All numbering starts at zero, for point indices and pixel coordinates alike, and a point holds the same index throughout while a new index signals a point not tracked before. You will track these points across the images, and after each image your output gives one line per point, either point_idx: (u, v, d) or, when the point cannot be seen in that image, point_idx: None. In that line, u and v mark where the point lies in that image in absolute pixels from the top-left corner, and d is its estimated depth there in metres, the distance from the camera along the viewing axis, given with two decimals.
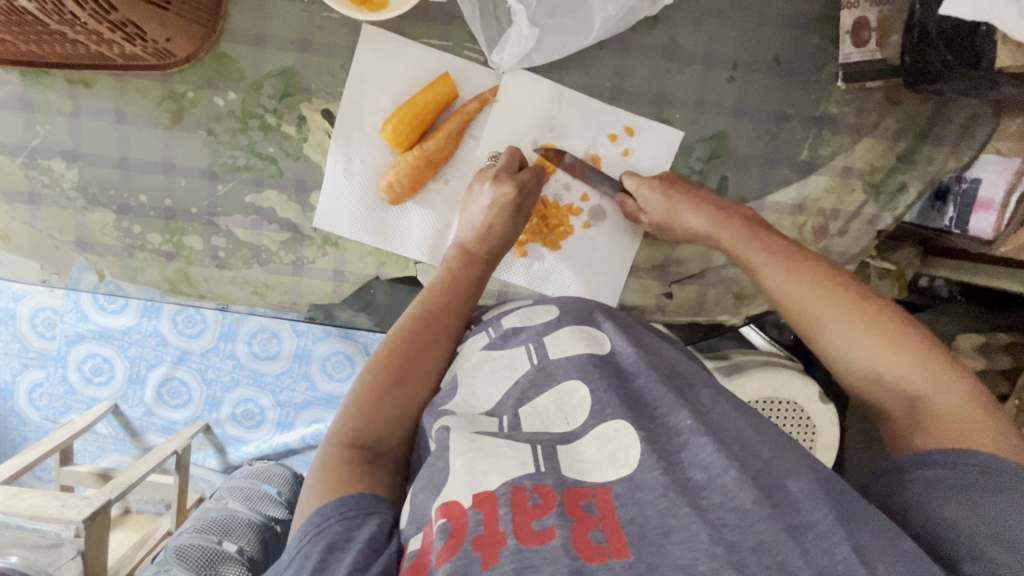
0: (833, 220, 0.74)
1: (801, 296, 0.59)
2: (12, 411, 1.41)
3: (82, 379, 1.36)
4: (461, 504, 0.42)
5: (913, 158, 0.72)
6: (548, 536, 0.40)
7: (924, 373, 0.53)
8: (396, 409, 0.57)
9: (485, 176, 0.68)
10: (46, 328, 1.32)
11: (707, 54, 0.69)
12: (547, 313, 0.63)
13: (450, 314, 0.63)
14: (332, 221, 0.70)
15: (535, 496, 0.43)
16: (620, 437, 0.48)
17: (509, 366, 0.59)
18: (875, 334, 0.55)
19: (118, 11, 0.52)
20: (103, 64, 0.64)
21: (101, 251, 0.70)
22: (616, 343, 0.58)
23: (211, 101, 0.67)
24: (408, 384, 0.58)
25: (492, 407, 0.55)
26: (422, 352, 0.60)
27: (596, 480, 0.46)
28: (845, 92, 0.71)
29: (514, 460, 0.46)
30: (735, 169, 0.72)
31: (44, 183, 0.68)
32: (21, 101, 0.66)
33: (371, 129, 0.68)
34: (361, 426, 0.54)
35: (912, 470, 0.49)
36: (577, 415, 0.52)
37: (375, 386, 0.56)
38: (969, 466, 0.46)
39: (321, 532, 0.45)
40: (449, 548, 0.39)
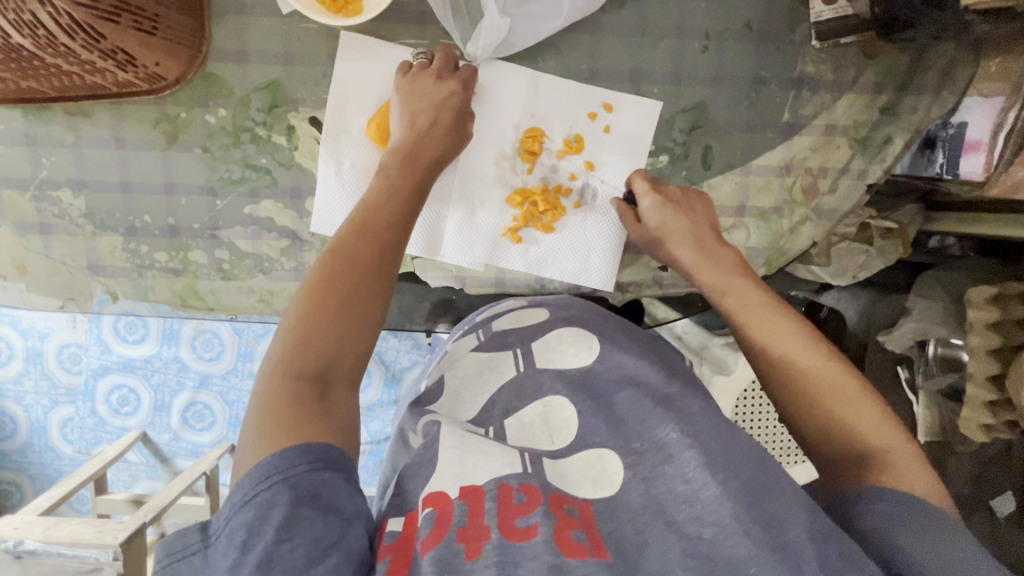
0: (822, 178, 0.74)
1: (770, 338, 0.61)
2: (46, 447, 1.46)
3: (110, 411, 1.41)
4: (447, 496, 0.45)
5: (896, 110, 0.72)
6: (532, 533, 0.42)
7: (870, 421, 0.55)
8: (346, 331, 0.52)
9: (419, 78, 0.67)
10: (72, 363, 1.37)
11: (678, 27, 0.70)
12: (540, 317, 0.66)
13: (388, 227, 0.59)
14: (328, 225, 0.72)
15: (521, 495, 0.45)
16: (604, 463, 0.51)
17: (494, 369, 0.62)
18: (838, 386, 0.57)
19: (106, 40, 0.56)
20: (99, 95, 0.67)
21: (113, 273, 0.73)
22: (605, 350, 0.60)
23: (203, 119, 0.70)
24: (359, 307, 0.54)
25: (477, 416, 0.58)
26: (361, 258, 0.56)
27: (578, 495, 0.48)
28: (820, 50, 0.71)
29: (502, 459, 0.49)
30: (719, 137, 0.73)
31: (54, 213, 0.72)
32: (26, 137, 0.70)
33: (358, 131, 0.70)
34: (301, 355, 0.50)
35: (870, 502, 0.50)
36: (562, 434, 0.54)
37: (311, 311, 0.52)
38: (921, 509, 0.48)
39: (285, 481, 0.43)
40: (434, 535, 0.41)
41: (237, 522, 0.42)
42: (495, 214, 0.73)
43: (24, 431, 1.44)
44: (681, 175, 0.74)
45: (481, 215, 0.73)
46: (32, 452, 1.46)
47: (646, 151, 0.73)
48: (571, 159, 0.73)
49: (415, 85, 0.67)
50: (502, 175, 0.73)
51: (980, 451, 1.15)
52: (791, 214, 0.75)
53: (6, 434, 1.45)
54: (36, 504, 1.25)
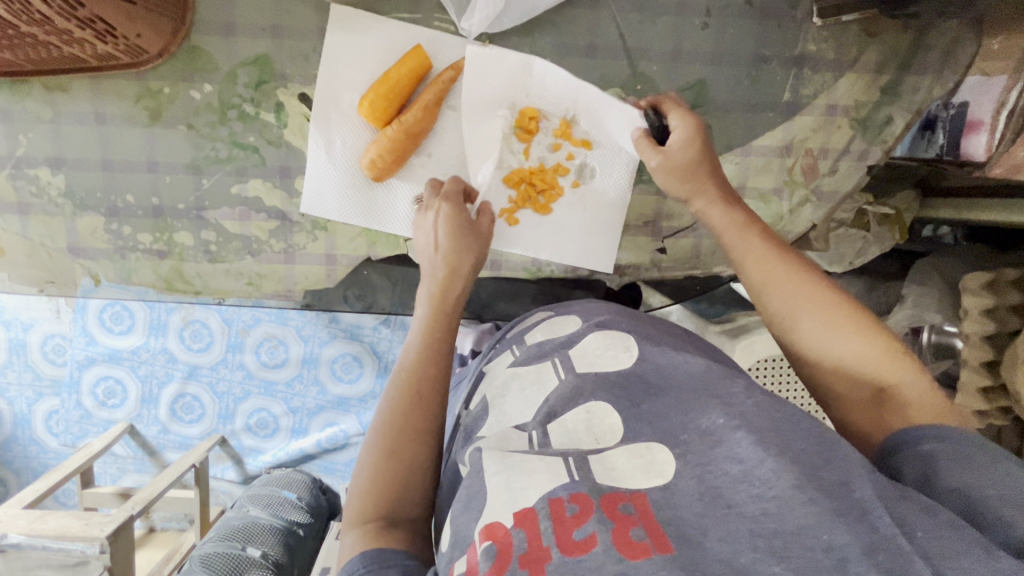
0: (823, 159, 0.74)
1: (777, 289, 0.60)
2: (29, 441, 1.43)
3: (96, 403, 1.38)
4: (503, 525, 0.42)
5: (897, 90, 0.71)
6: (591, 543, 0.38)
7: (881, 359, 0.53)
8: (407, 471, 0.53)
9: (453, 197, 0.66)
10: (56, 354, 1.33)
11: (678, 3, 0.69)
12: (572, 324, 0.66)
13: (425, 380, 0.57)
14: (319, 205, 0.70)
15: (573, 505, 0.41)
16: (652, 452, 0.47)
17: (537, 382, 0.60)
18: (841, 328, 0.56)
19: (85, 7, 0.54)
20: (79, 67, 0.65)
21: (93, 255, 0.71)
22: (646, 350, 0.60)
23: (188, 95, 0.68)
24: (405, 449, 0.53)
25: (522, 420, 0.56)
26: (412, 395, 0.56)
27: (630, 486, 0.44)
28: (820, 29, 0.70)
29: (547, 473, 0.44)
30: (717, 117, 0.72)
31: (32, 193, 0.69)
32: (1, 112, 0.67)
33: (349, 108, 0.68)
34: (376, 496, 0.51)
35: (914, 445, 0.47)
36: (607, 438, 0.51)
37: (382, 460, 0.53)
38: (954, 437, 0.46)
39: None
40: (496, 568, 0.39)
41: None
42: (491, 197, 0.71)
43: (6, 424, 1.40)
44: None
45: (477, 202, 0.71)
46: (15, 446, 1.43)
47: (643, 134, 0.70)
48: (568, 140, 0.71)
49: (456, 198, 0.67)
50: (501, 155, 0.70)
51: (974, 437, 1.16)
52: (791, 196, 0.75)
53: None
54: (20, 496, 1.24)
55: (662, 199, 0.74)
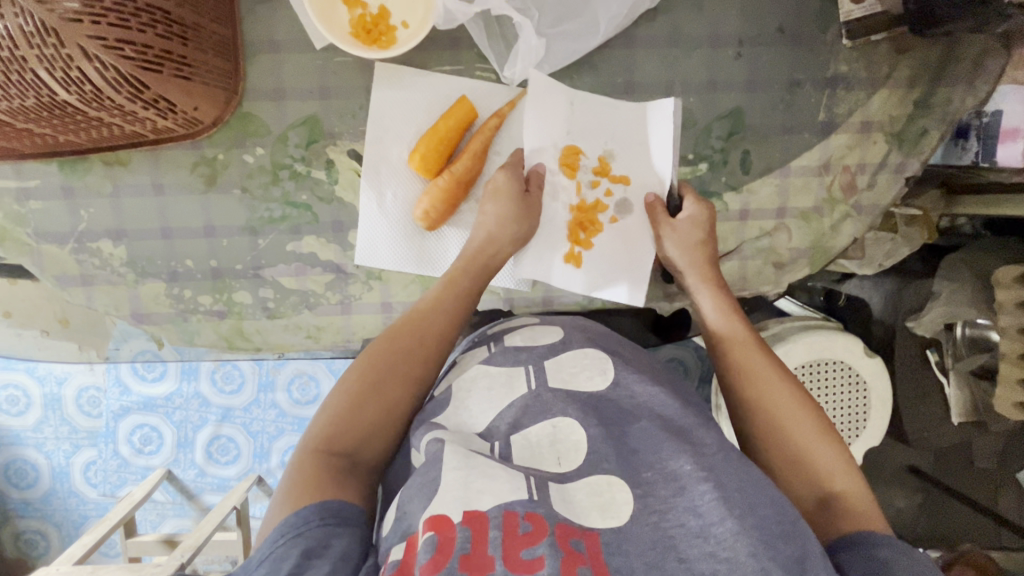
0: (860, 174, 0.75)
1: (750, 363, 0.64)
2: (70, 492, 1.44)
3: (133, 451, 1.39)
4: (450, 520, 0.43)
5: (929, 103, 0.73)
6: (537, 565, 0.40)
7: (832, 459, 0.57)
8: (378, 419, 0.57)
9: (511, 190, 0.68)
10: (92, 406, 1.35)
11: (711, 35, 0.71)
12: (553, 334, 0.67)
13: (433, 336, 0.63)
14: (373, 257, 0.71)
15: (526, 523, 0.43)
16: (611, 490, 0.49)
17: (506, 385, 0.62)
18: (804, 417, 0.60)
19: (150, 89, 0.56)
20: (137, 142, 0.66)
21: (157, 320, 0.73)
22: (621, 374, 0.61)
23: (241, 159, 0.69)
24: (390, 396, 0.59)
25: (485, 428, 0.58)
26: (401, 371, 0.60)
27: (584, 524, 0.46)
28: (851, 49, 0.72)
29: (507, 484, 0.47)
30: (756, 141, 0.73)
31: (95, 264, 0.70)
32: (64, 190, 0.68)
33: (398, 162, 0.70)
34: (339, 442, 0.54)
35: (871, 546, 0.49)
36: (570, 457, 0.53)
37: (357, 404, 0.57)
38: (896, 545, 0.49)
39: (298, 535, 0.45)
40: (434, 562, 0.40)
41: None
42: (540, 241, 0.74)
43: (46, 478, 1.42)
44: (721, 182, 0.74)
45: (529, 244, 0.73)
46: (57, 499, 1.45)
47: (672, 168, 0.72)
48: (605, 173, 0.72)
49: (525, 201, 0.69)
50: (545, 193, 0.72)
51: (1010, 428, 1.17)
52: (831, 212, 0.76)
53: (28, 483, 1.43)
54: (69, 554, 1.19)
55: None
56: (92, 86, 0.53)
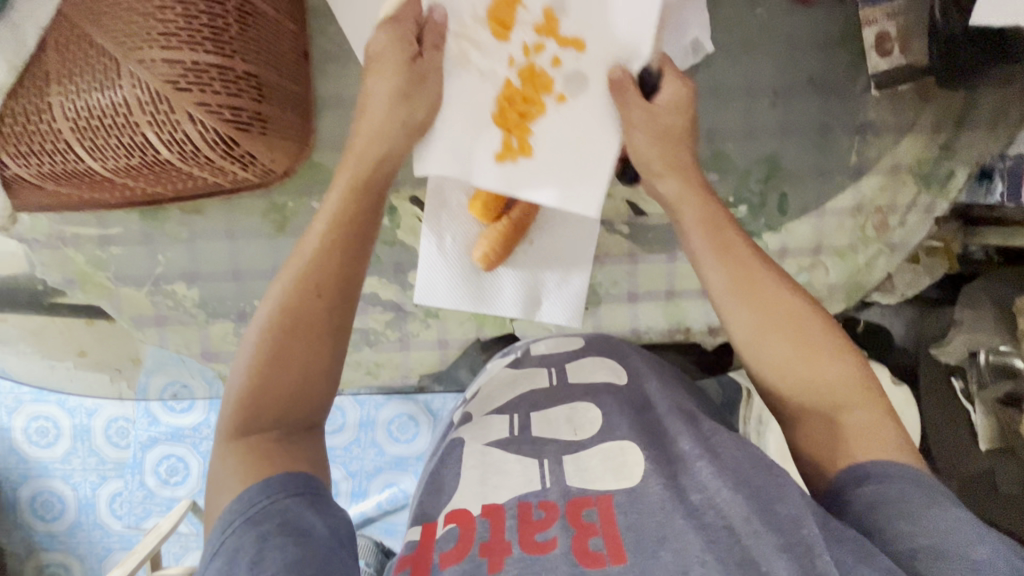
0: (891, 214, 0.79)
1: (743, 289, 0.59)
2: (94, 525, 1.41)
3: (159, 482, 1.39)
4: (470, 513, 0.52)
5: (954, 146, 0.77)
6: (549, 545, 0.47)
7: (831, 368, 0.56)
8: (297, 380, 0.53)
9: (394, 60, 0.59)
10: (120, 437, 1.37)
11: (748, 87, 0.75)
12: (576, 343, 0.74)
13: (323, 278, 0.55)
14: (431, 295, 0.74)
15: (539, 511, 0.51)
16: (624, 455, 0.56)
17: (529, 380, 0.70)
18: (801, 342, 0.57)
19: (240, 146, 0.60)
20: (217, 192, 0.70)
21: (225, 358, 0.76)
22: (631, 375, 0.68)
23: (310, 206, 0.74)
24: (297, 347, 0.53)
25: (506, 408, 0.66)
26: (302, 318, 0.54)
27: (598, 489, 0.53)
28: (880, 98, 0.76)
29: (520, 477, 0.55)
30: (792, 184, 0.78)
31: (169, 305, 0.74)
32: (143, 237, 0.72)
33: (457, 207, 0.74)
34: (256, 407, 0.51)
35: (856, 488, 0.51)
36: (584, 428, 0.61)
37: (262, 369, 0.52)
38: (892, 473, 0.50)
39: (249, 520, 0.45)
40: (456, 551, 0.48)
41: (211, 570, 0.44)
42: (588, 276, 0.77)
43: (71, 510, 1.41)
44: (760, 222, 0.78)
45: (573, 273, 0.76)
46: (82, 531, 1.42)
47: (654, 30, 0.63)
48: (545, 83, 0.65)
49: (415, 79, 0.60)
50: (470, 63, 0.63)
51: None
52: (865, 250, 0.79)
53: (53, 515, 1.41)
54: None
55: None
56: (190, 143, 0.57)
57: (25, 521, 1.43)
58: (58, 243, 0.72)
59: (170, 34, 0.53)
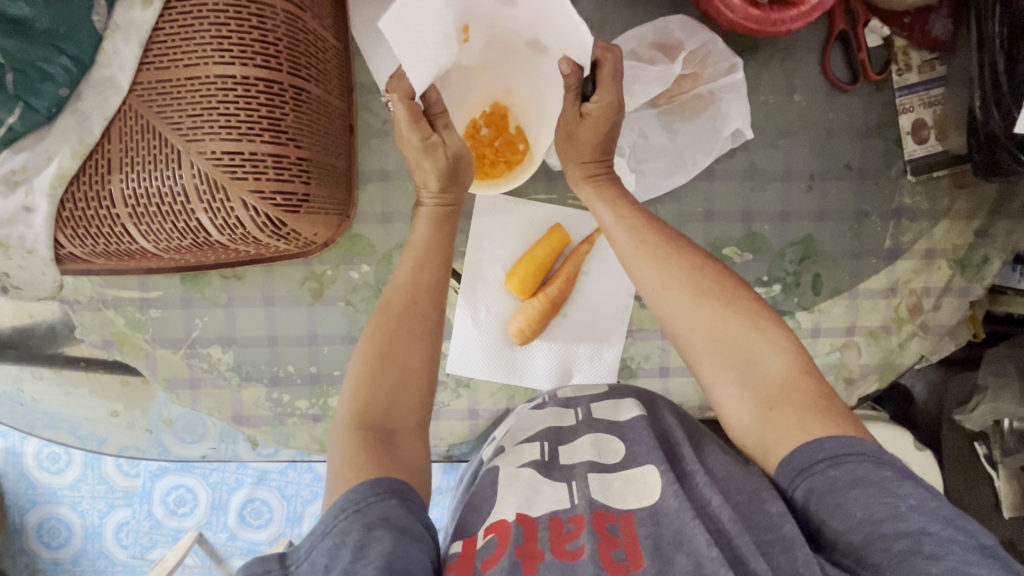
0: (926, 297, 0.79)
1: (663, 264, 0.59)
2: (100, 553, 1.25)
3: (166, 512, 1.22)
4: (506, 521, 0.51)
5: (990, 233, 0.77)
6: (580, 552, 0.47)
7: (761, 343, 0.55)
8: (397, 385, 0.53)
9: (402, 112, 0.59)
10: (130, 465, 1.22)
11: (785, 169, 0.76)
12: (601, 387, 0.71)
13: (422, 290, 0.58)
14: (464, 366, 0.75)
15: (569, 524, 0.50)
16: (645, 477, 0.54)
17: (556, 418, 0.66)
18: (724, 312, 0.56)
19: (286, 225, 0.60)
20: (255, 260, 0.71)
21: (255, 422, 0.76)
22: (653, 408, 0.66)
23: (347, 275, 0.74)
24: (402, 354, 0.54)
25: (528, 436, 0.64)
26: (418, 323, 0.56)
27: (619, 508, 0.52)
28: (915, 183, 0.77)
29: (553, 494, 0.54)
30: (827, 266, 0.78)
31: (203, 368, 0.75)
32: (182, 300, 0.73)
33: (493, 280, 0.75)
34: (366, 404, 0.51)
35: (819, 470, 0.47)
36: (607, 455, 0.59)
37: (374, 370, 0.53)
38: (837, 453, 0.47)
39: (359, 511, 0.43)
40: (493, 557, 0.47)
41: (319, 550, 0.42)
42: (620, 350, 0.77)
43: (76, 538, 1.25)
44: (793, 301, 0.78)
45: (605, 347, 0.76)
46: (86, 560, 1.26)
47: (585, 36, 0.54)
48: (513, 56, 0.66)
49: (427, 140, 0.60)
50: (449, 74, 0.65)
51: None
52: (899, 331, 0.79)
53: (59, 542, 1.26)
54: None
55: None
56: (236, 223, 0.57)
57: (29, 548, 1.28)
58: (100, 304, 0.73)
59: (231, 126, 0.54)
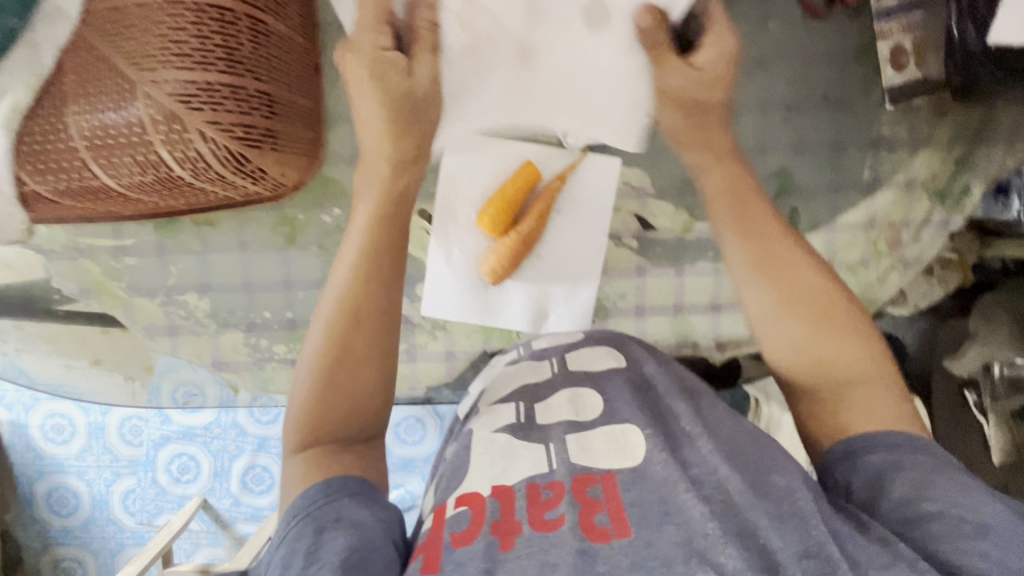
0: (904, 230, 0.78)
1: (751, 244, 0.59)
2: (108, 520, 1.28)
3: (171, 480, 1.24)
4: (480, 494, 0.46)
5: (971, 162, 0.76)
6: (559, 523, 0.42)
7: (837, 335, 0.53)
8: (351, 396, 0.51)
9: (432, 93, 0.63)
10: (134, 435, 1.22)
11: (760, 101, 0.75)
12: (576, 335, 0.70)
13: (378, 291, 0.54)
14: (438, 307, 0.75)
15: (547, 490, 0.46)
16: (626, 436, 0.51)
17: (532, 371, 0.65)
18: (802, 302, 0.55)
19: (250, 162, 0.60)
20: (225, 205, 0.71)
21: (235, 367, 0.77)
22: (631, 359, 0.63)
23: (320, 219, 0.74)
24: (357, 365, 0.51)
25: (505, 395, 0.62)
26: (372, 335, 0.52)
27: (602, 468, 0.48)
28: (894, 112, 0.75)
29: (529, 461, 0.49)
30: (804, 199, 0.77)
31: (181, 315, 0.75)
32: (156, 248, 0.74)
33: (465, 221, 0.74)
34: (318, 424, 0.49)
35: (866, 455, 0.47)
36: (588, 412, 0.56)
37: (321, 382, 0.50)
38: (900, 449, 0.46)
39: (309, 515, 0.43)
40: (466, 534, 0.43)
41: (275, 559, 0.42)
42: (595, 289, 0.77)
43: (85, 506, 1.28)
44: None
45: (580, 287, 0.76)
46: (95, 527, 1.29)
47: None
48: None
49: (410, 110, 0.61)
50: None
51: None
52: (877, 265, 0.79)
53: (69, 510, 1.29)
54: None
55: (718, 276, 0.77)
56: (200, 159, 0.57)
57: (39, 516, 1.30)
58: (75, 253, 0.73)
59: (184, 55, 0.54)
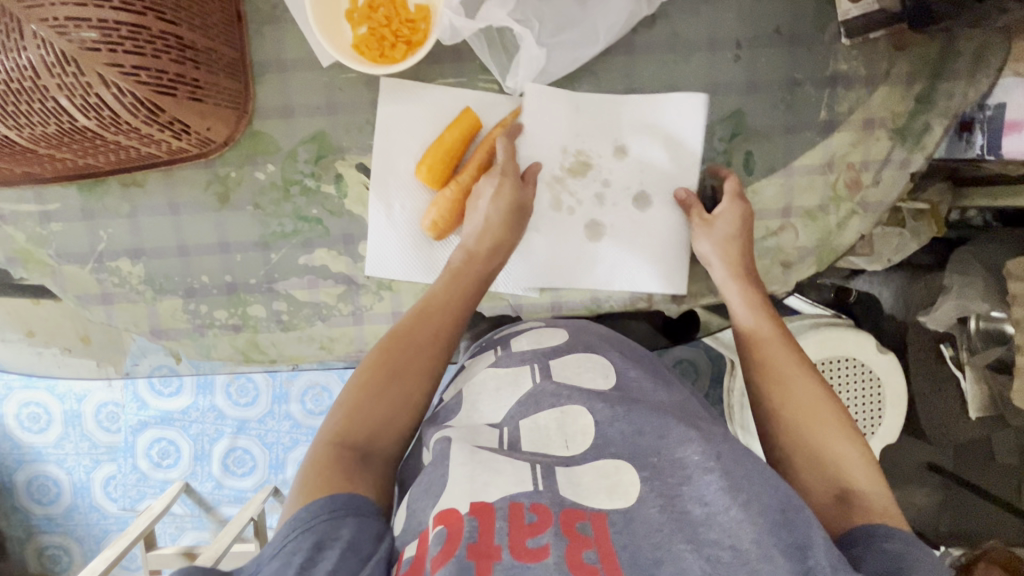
0: (864, 172, 0.74)
1: (749, 306, 0.70)
2: (91, 508, 1.26)
3: (152, 465, 1.22)
4: (457, 511, 0.44)
5: (932, 98, 0.72)
6: (543, 553, 0.41)
7: (817, 395, 0.62)
8: (389, 411, 0.59)
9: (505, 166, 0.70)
10: (112, 422, 1.20)
11: (709, 38, 0.72)
12: (561, 338, 0.66)
13: (430, 336, 0.64)
14: (382, 266, 0.73)
15: (532, 514, 0.44)
16: (620, 474, 0.49)
17: (513, 384, 0.62)
18: (794, 362, 0.65)
19: (164, 112, 0.57)
20: (151, 163, 0.68)
21: (176, 335, 0.74)
22: (621, 377, 0.61)
23: (253, 176, 0.71)
24: (399, 386, 0.61)
25: (497, 420, 0.58)
26: (416, 368, 0.62)
27: (593, 506, 0.46)
28: (850, 48, 0.72)
29: (513, 478, 0.47)
30: (759, 142, 0.74)
31: (115, 283, 0.73)
32: (83, 212, 0.71)
33: (406, 173, 0.72)
34: (351, 428, 0.57)
35: (880, 540, 0.49)
36: (577, 441, 0.53)
37: (363, 393, 0.59)
38: (886, 529, 0.50)
39: (310, 529, 0.46)
40: (444, 553, 0.40)
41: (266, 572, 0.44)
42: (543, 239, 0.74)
43: (65, 494, 1.25)
44: None
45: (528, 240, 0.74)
46: (79, 514, 1.27)
47: None
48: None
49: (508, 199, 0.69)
50: None
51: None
52: (837, 210, 0.75)
53: (50, 498, 1.26)
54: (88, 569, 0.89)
55: (671, 224, 0.74)
56: (107, 109, 0.54)
57: (23, 505, 1.27)
58: None
59: None
